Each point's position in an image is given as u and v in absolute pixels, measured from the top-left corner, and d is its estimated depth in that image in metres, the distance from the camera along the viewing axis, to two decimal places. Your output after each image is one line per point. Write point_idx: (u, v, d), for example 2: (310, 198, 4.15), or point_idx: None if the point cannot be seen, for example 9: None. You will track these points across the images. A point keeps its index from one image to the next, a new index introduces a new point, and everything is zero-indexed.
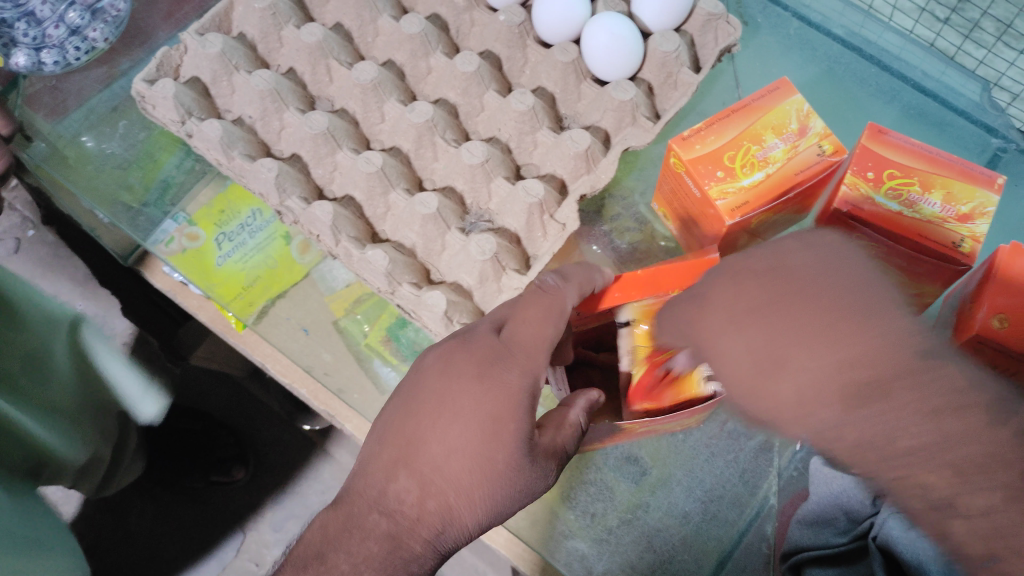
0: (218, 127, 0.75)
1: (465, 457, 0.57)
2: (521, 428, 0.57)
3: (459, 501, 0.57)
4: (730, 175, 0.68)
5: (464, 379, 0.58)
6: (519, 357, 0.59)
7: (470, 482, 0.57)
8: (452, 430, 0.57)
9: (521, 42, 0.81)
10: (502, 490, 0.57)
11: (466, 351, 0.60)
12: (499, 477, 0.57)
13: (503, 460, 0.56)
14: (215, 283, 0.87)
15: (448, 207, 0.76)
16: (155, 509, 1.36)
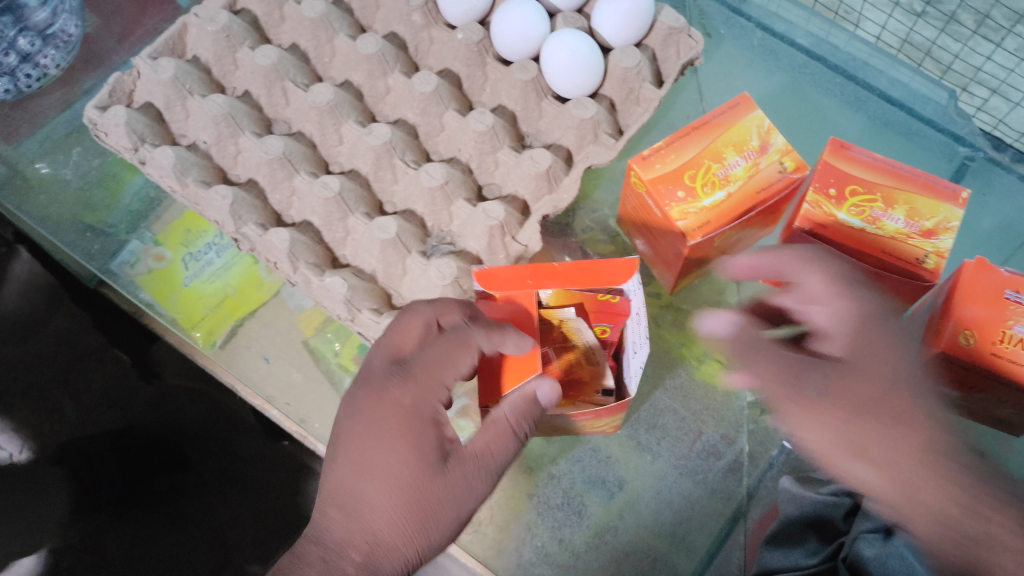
0: (171, 154, 0.74)
1: (384, 483, 0.56)
2: (427, 438, 0.57)
3: (407, 523, 0.56)
4: (691, 195, 0.67)
5: (360, 416, 0.59)
6: (408, 380, 0.59)
7: (411, 501, 0.56)
8: (373, 458, 0.57)
9: (481, 59, 0.80)
10: (437, 498, 0.57)
11: (364, 383, 0.60)
12: (430, 487, 0.56)
13: (422, 471, 0.56)
14: (178, 302, 0.88)
15: (408, 230, 0.75)
16: (129, 534, 1.08)
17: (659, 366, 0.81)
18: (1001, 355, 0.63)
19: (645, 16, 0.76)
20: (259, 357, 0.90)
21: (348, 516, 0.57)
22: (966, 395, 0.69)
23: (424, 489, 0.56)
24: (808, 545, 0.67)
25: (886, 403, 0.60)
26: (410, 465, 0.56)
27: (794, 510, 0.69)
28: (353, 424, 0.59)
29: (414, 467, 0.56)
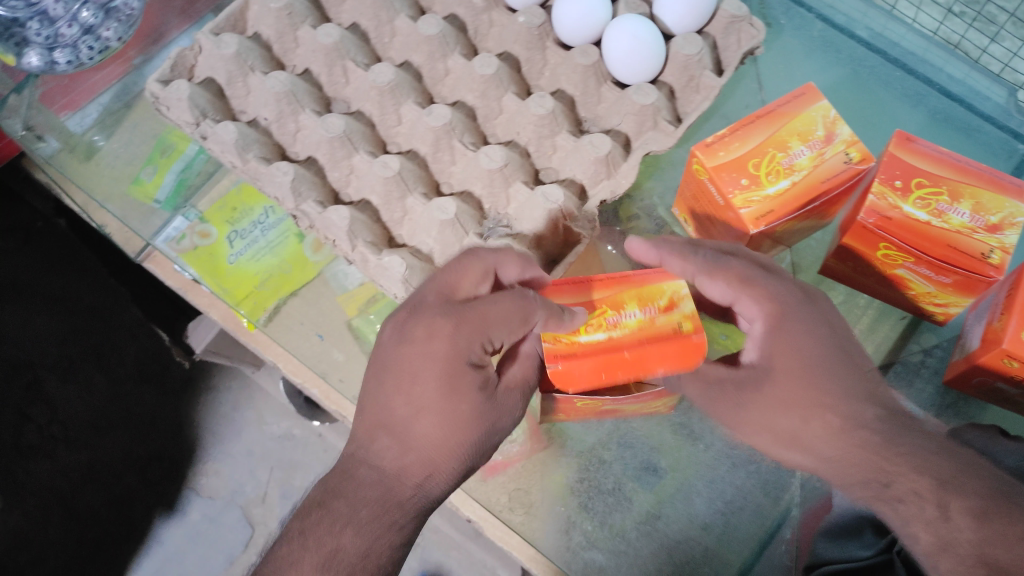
0: (234, 130, 0.74)
1: (439, 417, 0.58)
2: (476, 379, 0.59)
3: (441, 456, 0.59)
4: (755, 182, 0.67)
5: (416, 346, 0.59)
6: (476, 332, 0.58)
7: (453, 439, 0.59)
8: (424, 393, 0.58)
9: (541, 43, 0.80)
10: (476, 435, 0.60)
11: (422, 314, 0.60)
12: (469, 423, 0.59)
13: (467, 409, 0.59)
14: (228, 283, 0.89)
15: (467, 212, 0.75)
16: (108, 496, 1.54)
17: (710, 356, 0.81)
18: None
19: (709, 3, 0.76)
20: (311, 334, 0.93)
21: (401, 447, 0.59)
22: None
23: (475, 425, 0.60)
24: (863, 537, 0.66)
25: (816, 382, 0.58)
26: (465, 404, 0.59)
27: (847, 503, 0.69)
28: (410, 358, 0.59)
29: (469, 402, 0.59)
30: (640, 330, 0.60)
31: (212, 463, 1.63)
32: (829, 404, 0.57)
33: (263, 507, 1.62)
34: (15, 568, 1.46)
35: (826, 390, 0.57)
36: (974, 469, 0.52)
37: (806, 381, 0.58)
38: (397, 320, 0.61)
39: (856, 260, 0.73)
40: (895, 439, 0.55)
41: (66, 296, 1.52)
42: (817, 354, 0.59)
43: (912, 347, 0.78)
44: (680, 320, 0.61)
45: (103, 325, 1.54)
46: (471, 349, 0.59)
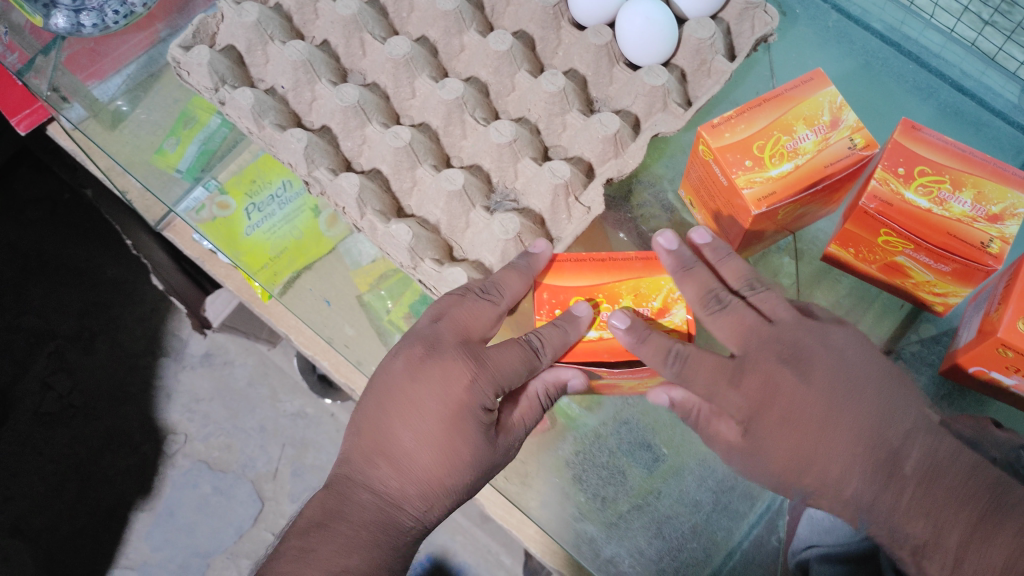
0: (250, 96, 0.76)
1: (441, 452, 0.64)
2: (482, 419, 0.65)
3: (437, 494, 0.65)
4: (758, 165, 0.68)
5: (427, 381, 0.65)
6: (487, 374, 0.65)
7: (451, 476, 0.65)
8: (424, 427, 0.64)
9: (556, 23, 0.81)
10: (472, 475, 0.66)
11: (437, 351, 0.66)
12: (467, 465, 0.65)
13: (467, 450, 0.65)
14: (241, 250, 0.91)
15: (474, 184, 0.76)
16: (128, 464, 1.63)
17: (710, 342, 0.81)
18: None
19: None
20: (321, 300, 0.94)
21: (400, 475, 0.65)
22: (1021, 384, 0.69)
23: (474, 466, 0.65)
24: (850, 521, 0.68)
25: (822, 429, 0.61)
26: (468, 445, 0.65)
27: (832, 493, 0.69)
28: (417, 397, 0.65)
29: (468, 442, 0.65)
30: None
31: (224, 437, 1.65)
32: (829, 453, 0.61)
33: (273, 484, 1.62)
34: (32, 531, 1.57)
35: (826, 449, 0.61)
36: (964, 498, 0.56)
37: (808, 429, 0.61)
38: (410, 353, 0.66)
39: (857, 247, 0.73)
40: (891, 479, 0.59)
41: (92, 269, 1.72)
42: (816, 411, 0.61)
43: (911, 336, 0.80)
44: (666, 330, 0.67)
45: (124, 298, 1.72)
46: (477, 392, 0.64)
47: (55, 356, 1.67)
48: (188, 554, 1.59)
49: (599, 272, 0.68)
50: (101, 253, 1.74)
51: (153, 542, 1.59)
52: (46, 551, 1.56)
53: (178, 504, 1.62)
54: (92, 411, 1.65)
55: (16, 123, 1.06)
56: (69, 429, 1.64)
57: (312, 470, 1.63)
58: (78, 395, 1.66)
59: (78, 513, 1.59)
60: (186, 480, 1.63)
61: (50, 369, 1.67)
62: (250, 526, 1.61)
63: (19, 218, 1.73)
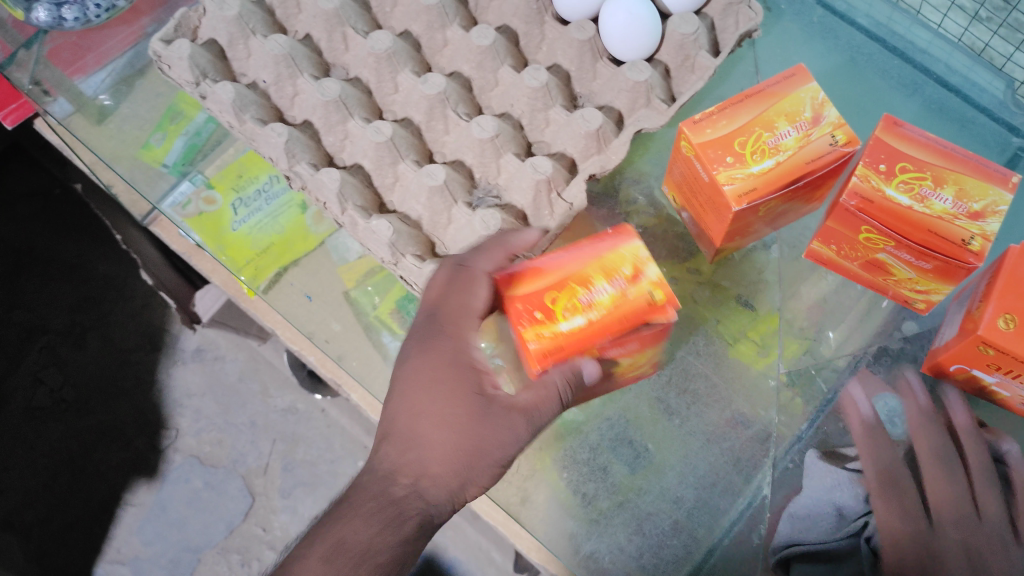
0: (231, 90, 0.75)
1: (431, 419, 0.64)
2: (466, 381, 0.64)
3: (436, 462, 0.63)
4: (740, 161, 0.67)
5: (414, 356, 0.66)
6: (450, 328, 0.65)
7: (445, 440, 0.63)
8: (427, 404, 0.64)
9: (539, 18, 0.81)
10: (475, 442, 0.63)
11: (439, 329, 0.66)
12: (463, 429, 0.63)
13: (460, 412, 0.63)
14: (224, 243, 0.89)
15: (456, 180, 0.76)
16: (119, 458, 1.63)
17: (696, 342, 0.81)
18: None
19: None
20: (302, 295, 0.92)
21: (401, 449, 0.64)
22: (1002, 381, 0.68)
23: (472, 431, 0.63)
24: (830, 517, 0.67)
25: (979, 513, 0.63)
26: (456, 404, 0.63)
27: (818, 488, 0.68)
28: (420, 370, 0.65)
29: (460, 413, 0.63)
30: (615, 308, 0.59)
31: (216, 432, 1.65)
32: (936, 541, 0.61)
33: (264, 479, 1.62)
34: (23, 525, 1.58)
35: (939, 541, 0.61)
36: None
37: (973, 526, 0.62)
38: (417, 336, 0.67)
39: (839, 244, 0.73)
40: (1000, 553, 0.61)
41: (84, 265, 1.72)
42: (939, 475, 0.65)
43: (893, 333, 0.79)
44: (648, 290, 0.60)
45: (115, 294, 1.72)
46: (455, 351, 0.65)
47: (47, 350, 1.68)
48: (179, 549, 1.58)
49: (547, 274, 0.61)
50: (93, 249, 1.73)
51: (144, 536, 1.59)
52: (36, 544, 1.56)
53: (168, 499, 1.61)
54: (85, 405, 1.65)
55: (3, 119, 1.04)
56: (61, 424, 1.64)
57: (303, 465, 1.62)
58: (70, 389, 1.66)
59: (69, 506, 1.59)
60: (177, 474, 1.63)
61: (42, 363, 1.67)
62: (240, 521, 1.60)
63: (10, 214, 1.73)
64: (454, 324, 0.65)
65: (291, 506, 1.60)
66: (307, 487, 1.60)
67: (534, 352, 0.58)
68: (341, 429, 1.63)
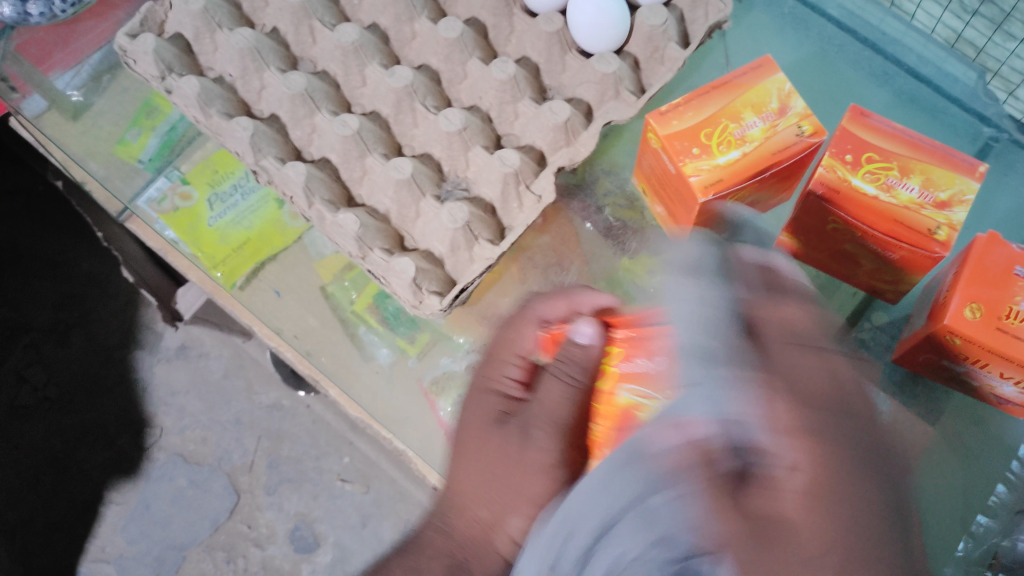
0: (196, 84, 0.75)
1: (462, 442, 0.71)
2: (490, 400, 0.71)
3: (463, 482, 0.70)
4: (705, 152, 0.67)
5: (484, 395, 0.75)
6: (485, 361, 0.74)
7: (464, 459, 0.70)
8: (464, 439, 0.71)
9: (507, 10, 0.80)
10: (488, 460, 0.68)
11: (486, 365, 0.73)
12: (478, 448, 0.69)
13: (473, 430, 0.70)
14: (197, 237, 0.90)
15: (424, 172, 0.76)
16: (103, 457, 1.62)
17: None
18: (1006, 330, 0.62)
19: None
20: (270, 290, 0.91)
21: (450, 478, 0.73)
22: (971, 371, 0.68)
23: (483, 445, 0.69)
24: None
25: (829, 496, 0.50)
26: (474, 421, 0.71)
27: None
28: (466, 402, 0.73)
29: (483, 439, 0.69)
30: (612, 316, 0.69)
31: (200, 430, 1.64)
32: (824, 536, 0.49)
33: (248, 477, 1.62)
34: (7, 526, 1.57)
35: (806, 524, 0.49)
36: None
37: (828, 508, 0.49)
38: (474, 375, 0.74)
39: (808, 235, 0.73)
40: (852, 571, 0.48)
41: (66, 262, 1.71)
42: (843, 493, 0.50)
43: (864, 324, 0.79)
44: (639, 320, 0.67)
45: (98, 292, 1.71)
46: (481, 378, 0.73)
47: (31, 349, 1.67)
48: (163, 548, 1.58)
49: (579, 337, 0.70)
50: (75, 245, 1.72)
51: (128, 535, 1.59)
52: (20, 545, 1.55)
53: (152, 498, 1.61)
54: (66, 403, 1.65)
55: None
56: (44, 423, 1.63)
57: (288, 461, 1.62)
58: (51, 388, 1.65)
59: (53, 506, 1.59)
60: (160, 473, 1.62)
61: (23, 363, 1.66)
62: (224, 518, 1.59)
63: None
64: (492, 358, 0.72)
65: (276, 503, 1.60)
66: (291, 484, 1.61)
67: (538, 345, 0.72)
68: (326, 425, 1.63)
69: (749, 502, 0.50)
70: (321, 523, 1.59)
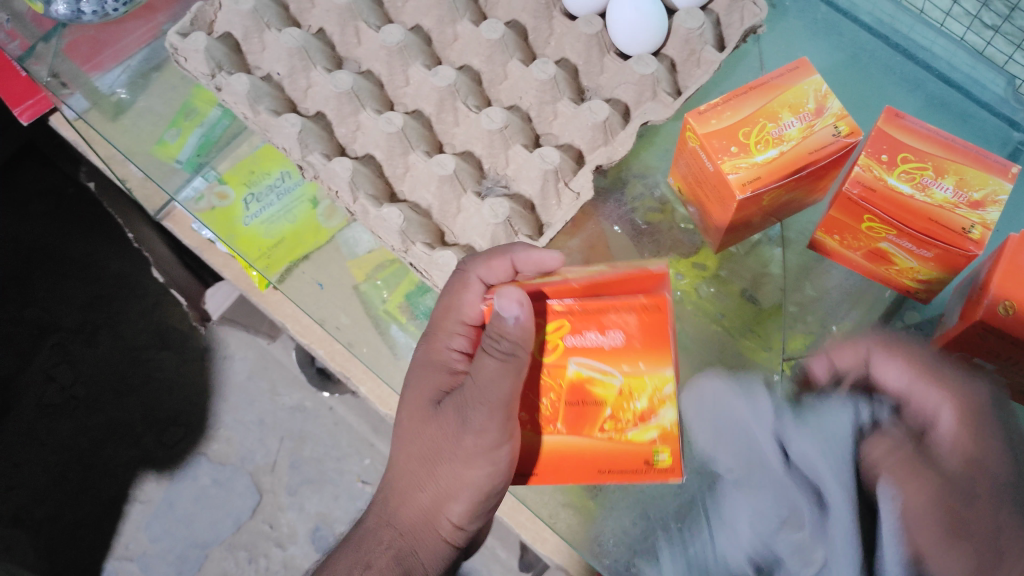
0: (247, 82, 0.77)
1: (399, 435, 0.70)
2: (439, 380, 0.68)
3: (404, 477, 0.69)
4: (743, 151, 0.69)
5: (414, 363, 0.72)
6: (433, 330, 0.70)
7: (404, 452, 0.68)
8: (399, 417, 0.70)
9: (548, 13, 0.82)
10: (435, 445, 0.66)
11: (422, 344, 0.71)
12: (415, 437, 0.67)
13: (411, 421, 0.68)
14: (237, 234, 0.90)
15: (466, 170, 0.78)
16: (128, 456, 1.64)
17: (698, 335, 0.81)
18: None
19: None
20: (311, 282, 0.92)
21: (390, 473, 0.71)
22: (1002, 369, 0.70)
23: (426, 432, 0.66)
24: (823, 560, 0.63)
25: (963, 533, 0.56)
26: (415, 409, 0.68)
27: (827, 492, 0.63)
28: (410, 377, 0.71)
29: (418, 417, 0.68)
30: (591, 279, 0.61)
31: (224, 430, 1.66)
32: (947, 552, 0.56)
33: (271, 477, 1.63)
34: (33, 522, 1.60)
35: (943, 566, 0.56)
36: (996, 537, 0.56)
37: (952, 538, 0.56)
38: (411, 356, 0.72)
39: (843, 233, 0.74)
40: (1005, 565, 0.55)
41: (96, 263, 1.73)
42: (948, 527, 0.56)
43: (897, 323, 0.80)
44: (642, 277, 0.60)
45: (127, 292, 1.73)
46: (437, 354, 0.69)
47: (58, 348, 1.69)
48: (186, 546, 1.59)
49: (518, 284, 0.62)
50: (106, 247, 1.75)
51: (151, 533, 1.60)
52: (46, 539, 1.59)
53: (176, 496, 1.62)
54: (94, 402, 1.67)
55: (18, 113, 1.06)
56: (71, 421, 1.66)
57: (310, 462, 1.63)
58: (79, 386, 1.68)
59: (80, 502, 1.61)
60: (185, 472, 1.64)
61: (52, 362, 1.69)
62: (248, 518, 1.61)
63: (24, 212, 1.75)
64: (433, 331, 0.69)
65: (298, 504, 1.61)
66: (314, 485, 1.62)
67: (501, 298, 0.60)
68: (349, 427, 1.64)
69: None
70: (341, 523, 1.60)
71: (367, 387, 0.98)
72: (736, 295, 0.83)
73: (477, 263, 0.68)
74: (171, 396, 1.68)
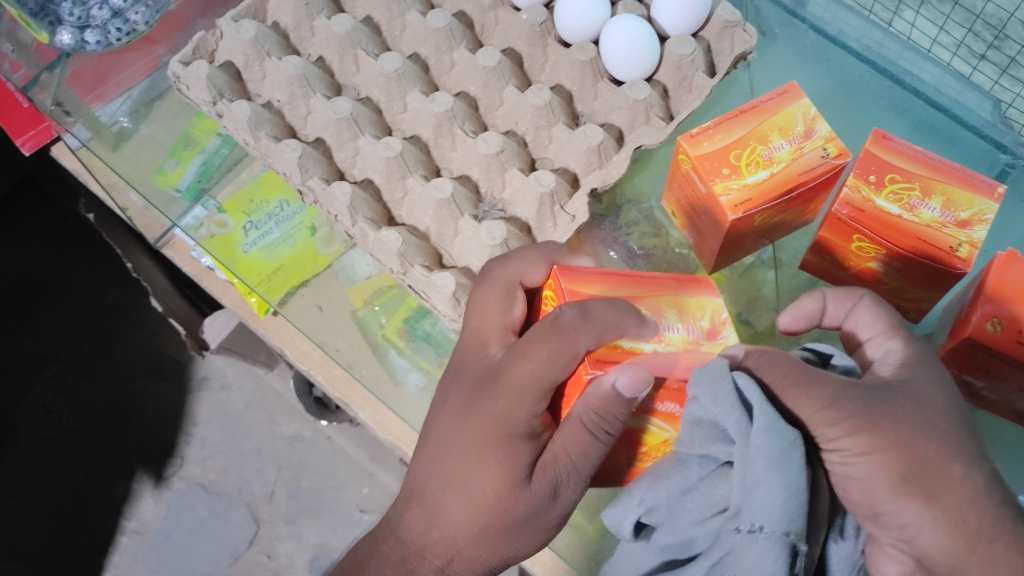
0: (248, 108, 0.78)
1: (463, 494, 0.60)
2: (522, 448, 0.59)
3: (460, 538, 0.61)
4: (735, 172, 0.70)
5: (457, 408, 0.61)
6: (499, 388, 0.58)
7: (466, 516, 0.60)
8: (470, 479, 0.60)
9: (543, 40, 0.84)
10: (518, 509, 0.59)
11: (490, 397, 0.59)
12: (488, 506, 0.59)
13: (489, 488, 0.59)
14: (237, 260, 0.91)
15: (463, 194, 0.79)
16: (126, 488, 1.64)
17: None
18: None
19: (703, 6, 0.80)
20: (312, 305, 0.93)
21: (428, 520, 0.61)
22: (989, 385, 0.71)
23: (509, 505, 0.59)
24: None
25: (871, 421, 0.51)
26: (500, 475, 0.59)
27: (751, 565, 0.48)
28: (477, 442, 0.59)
29: (498, 488, 0.59)
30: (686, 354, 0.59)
31: (221, 461, 1.66)
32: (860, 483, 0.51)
33: (269, 507, 1.63)
34: (29, 556, 1.57)
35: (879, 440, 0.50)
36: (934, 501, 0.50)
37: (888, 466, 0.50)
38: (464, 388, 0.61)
39: (834, 255, 0.76)
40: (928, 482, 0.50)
41: (94, 293, 1.74)
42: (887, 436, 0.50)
43: None
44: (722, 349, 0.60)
45: (125, 323, 1.74)
46: (511, 414, 0.58)
47: (56, 379, 1.70)
48: None
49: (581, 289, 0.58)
50: (104, 278, 1.75)
51: (149, 564, 1.59)
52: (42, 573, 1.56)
53: (174, 526, 1.62)
54: (91, 433, 1.67)
55: (21, 143, 1.07)
56: (68, 452, 1.65)
57: (308, 491, 1.63)
58: (76, 418, 1.67)
59: (76, 536, 1.60)
60: (182, 503, 1.64)
61: (49, 393, 1.69)
62: (246, 548, 1.60)
63: (22, 243, 1.75)
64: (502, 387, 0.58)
65: (296, 533, 1.61)
66: (313, 515, 1.62)
67: (591, 353, 0.56)
68: (347, 456, 1.65)
69: (876, 426, 0.50)
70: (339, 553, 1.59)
71: (367, 412, 0.98)
72: (730, 318, 0.83)
73: (589, 339, 0.53)
74: (170, 428, 1.68)
